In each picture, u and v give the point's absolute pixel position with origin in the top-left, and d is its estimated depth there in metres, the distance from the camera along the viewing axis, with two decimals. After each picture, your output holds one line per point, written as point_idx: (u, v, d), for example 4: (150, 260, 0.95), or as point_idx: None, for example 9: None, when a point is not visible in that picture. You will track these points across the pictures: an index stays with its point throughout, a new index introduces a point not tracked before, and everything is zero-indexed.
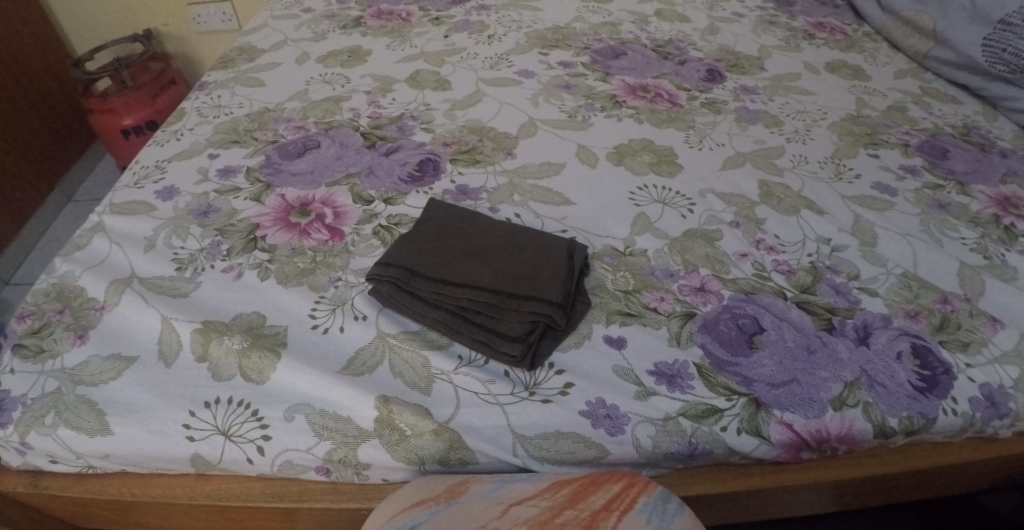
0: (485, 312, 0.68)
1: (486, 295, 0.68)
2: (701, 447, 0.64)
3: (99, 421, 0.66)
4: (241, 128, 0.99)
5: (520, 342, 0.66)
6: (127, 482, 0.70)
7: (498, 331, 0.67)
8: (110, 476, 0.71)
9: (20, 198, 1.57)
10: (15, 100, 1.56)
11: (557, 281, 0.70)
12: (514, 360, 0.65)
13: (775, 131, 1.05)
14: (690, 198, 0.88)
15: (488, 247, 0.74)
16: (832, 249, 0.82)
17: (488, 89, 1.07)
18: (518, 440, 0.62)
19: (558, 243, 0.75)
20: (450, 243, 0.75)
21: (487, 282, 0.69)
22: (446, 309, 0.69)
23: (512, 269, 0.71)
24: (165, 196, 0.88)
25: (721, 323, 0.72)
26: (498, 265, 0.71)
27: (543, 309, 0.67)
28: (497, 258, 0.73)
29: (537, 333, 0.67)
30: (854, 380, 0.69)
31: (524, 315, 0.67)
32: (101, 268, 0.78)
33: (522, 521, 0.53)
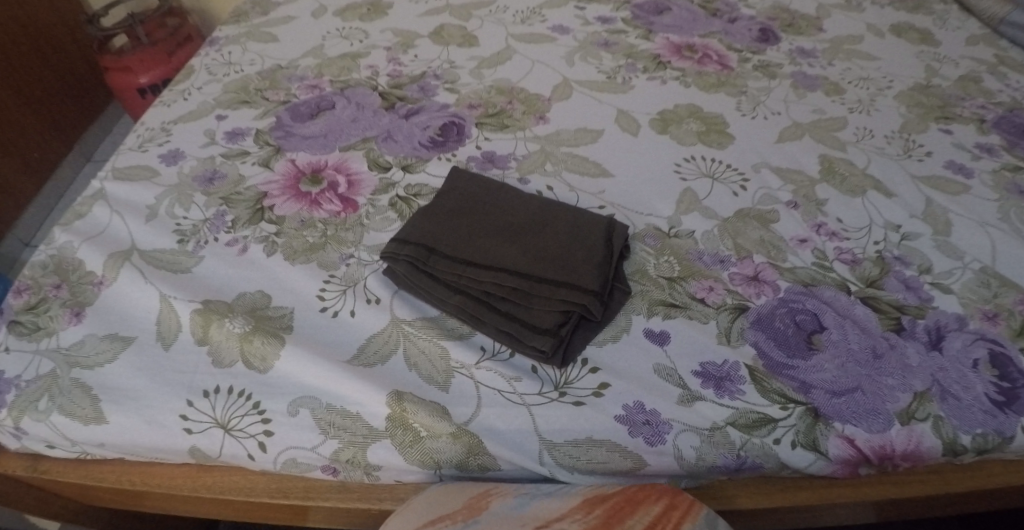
0: (512, 299, 0.61)
1: (514, 281, 0.61)
2: (750, 461, 0.57)
3: (94, 408, 0.61)
4: (251, 86, 0.92)
5: (551, 336, 0.59)
6: (128, 469, 0.66)
7: (526, 322, 0.60)
8: (111, 462, 0.67)
9: (38, 159, 1.53)
10: (28, 56, 1.50)
11: (594, 266, 0.63)
12: (543, 355, 0.59)
13: (836, 100, 0.94)
14: (743, 173, 0.79)
15: (516, 224, 0.67)
16: (901, 238, 0.74)
17: (518, 46, 0.98)
18: (546, 447, 0.56)
19: (595, 222, 0.67)
20: (473, 218, 0.67)
21: (515, 264, 0.62)
22: (469, 294, 0.62)
23: (544, 251, 0.64)
24: (170, 160, 0.82)
25: (776, 319, 0.64)
26: (527, 246, 0.64)
27: (577, 298, 0.60)
28: (526, 237, 0.65)
29: (569, 325, 0.60)
30: (925, 391, 0.61)
31: (557, 304, 0.60)
32: (100, 239, 0.73)
33: None
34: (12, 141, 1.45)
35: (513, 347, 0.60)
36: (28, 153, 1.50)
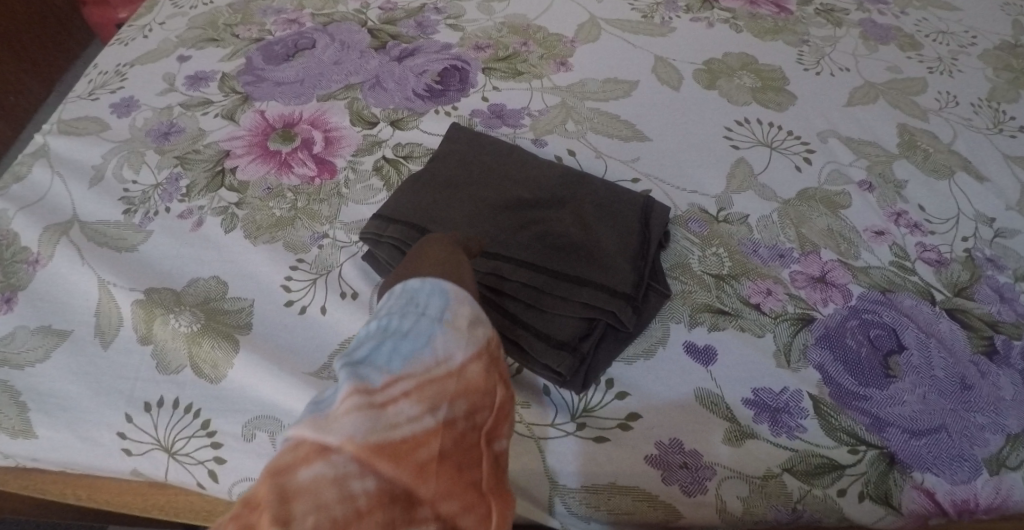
0: (522, 301, 0.49)
1: (525, 279, 0.50)
2: (807, 515, 0.47)
3: (21, 419, 0.51)
4: (221, 22, 0.78)
5: (570, 352, 0.47)
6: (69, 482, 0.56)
7: (538, 332, 0.48)
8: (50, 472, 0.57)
9: (14, 101, 1.40)
10: None
11: (628, 265, 0.51)
12: (557, 376, 0.47)
13: (912, 56, 0.80)
14: (806, 141, 0.66)
15: (528, 203, 0.54)
16: (995, 234, 0.61)
17: None
18: (557, 493, 0.46)
19: (629, 205, 0.55)
20: (475, 192, 0.55)
21: (528, 260, 0.51)
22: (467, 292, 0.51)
23: (565, 244, 0.52)
24: (122, 111, 0.70)
25: (847, 335, 0.52)
26: (544, 236, 0.52)
27: (605, 306, 0.49)
28: (541, 222, 0.53)
29: (592, 340, 0.48)
30: (1021, 433, 0.50)
31: (578, 312, 0.49)
32: (37, 207, 0.62)
33: None
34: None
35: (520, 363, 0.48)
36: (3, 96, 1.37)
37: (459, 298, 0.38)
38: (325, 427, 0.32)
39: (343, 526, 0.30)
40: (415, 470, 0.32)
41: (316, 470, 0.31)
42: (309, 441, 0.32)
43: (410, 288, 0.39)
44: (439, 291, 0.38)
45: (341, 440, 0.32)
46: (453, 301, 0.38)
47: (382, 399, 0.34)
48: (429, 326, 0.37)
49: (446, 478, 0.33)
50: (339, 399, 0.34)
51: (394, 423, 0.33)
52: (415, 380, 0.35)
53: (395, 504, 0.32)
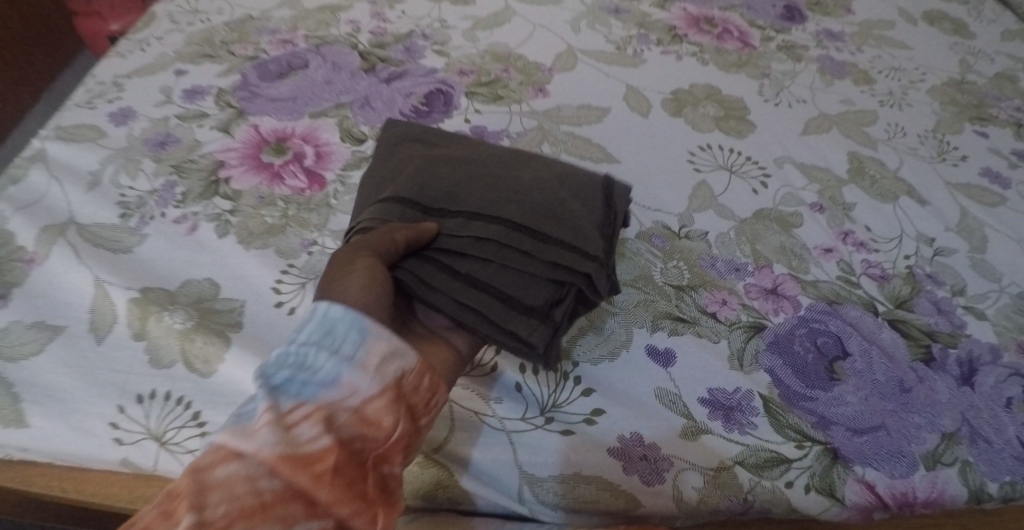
0: (479, 270, 0.48)
1: (481, 244, 0.49)
2: (758, 506, 0.50)
3: (14, 409, 0.53)
4: (218, 39, 0.82)
5: (538, 321, 0.47)
6: (54, 474, 0.57)
7: (497, 301, 0.48)
8: (35, 464, 0.58)
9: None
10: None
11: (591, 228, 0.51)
12: (523, 345, 0.47)
13: (866, 90, 0.86)
14: (763, 167, 0.71)
15: (483, 169, 0.54)
16: (934, 252, 0.66)
17: (520, 8, 0.88)
18: (527, 482, 0.49)
19: (591, 181, 0.55)
20: (428, 164, 0.54)
21: (488, 224, 0.49)
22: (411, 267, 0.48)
23: (523, 202, 0.51)
24: (119, 121, 0.73)
25: (796, 341, 0.57)
26: (498, 194, 0.51)
27: (568, 268, 0.48)
28: (499, 181, 0.52)
29: (560, 303, 0.48)
30: (953, 432, 0.55)
31: (541, 273, 0.48)
32: (34, 209, 0.64)
33: None
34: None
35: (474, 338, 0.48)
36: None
37: (371, 336, 0.41)
38: (242, 436, 0.36)
39: (249, 514, 0.34)
40: (314, 477, 0.36)
41: (230, 471, 0.35)
42: (226, 445, 0.36)
43: (328, 318, 0.41)
44: (355, 326, 0.41)
45: (254, 449, 0.36)
46: (369, 339, 0.41)
47: (290, 420, 0.37)
48: (341, 360, 0.40)
49: (343, 487, 0.37)
50: (257, 412, 0.38)
51: (297, 441, 0.37)
52: (322, 406, 0.39)
53: (297, 505, 0.35)
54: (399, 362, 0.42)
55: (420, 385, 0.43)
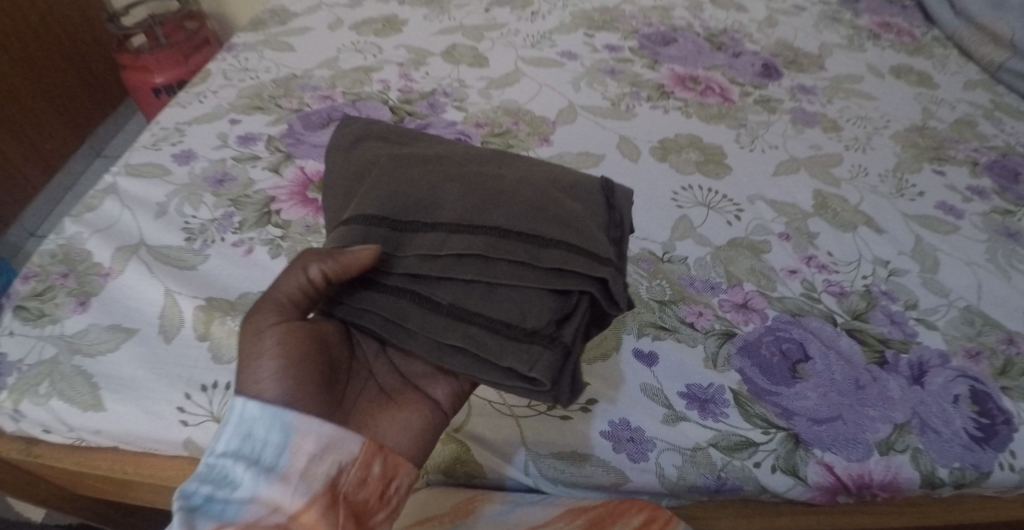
0: (468, 296, 0.48)
1: (466, 264, 0.48)
2: (731, 483, 0.58)
3: (93, 397, 0.62)
4: (266, 93, 0.95)
5: (541, 346, 0.46)
6: (119, 459, 0.68)
7: (490, 330, 0.47)
8: (103, 452, 0.69)
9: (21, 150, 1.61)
10: (30, 51, 1.64)
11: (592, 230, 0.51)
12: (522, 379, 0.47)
13: (833, 137, 0.97)
14: (739, 204, 0.81)
15: (460, 175, 0.53)
16: (889, 273, 0.76)
17: (527, 70, 1.01)
18: (532, 459, 0.57)
19: (589, 184, 0.56)
20: (399, 172, 0.54)
21: (469, 237, 0.49)
22: (391, 306, 0.49)
23: (509, 208, 0.50)
24: (182, 160, 0.85)
25: (763, 346, 0.66)
26: (479, 200, 0.51)
27: (570, 279, 0.48)
28: (481, 185, 0.52)
29: (562, 321, 0.48)
30: (904, 423, 0.63)
31: (538, 288, 0.48)
32: (109, 232, 0.75)
33: None
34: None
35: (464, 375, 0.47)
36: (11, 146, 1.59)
37: (290, 441, 0.46)
38: None
39: None
40: None
41: None
42: None
43: (249, 427, 0.46)
44: (282, 424, 0.46)
45: None
46: (288, 445, 0.46)
47: None
48: (271, 461, 0.46)
49: None
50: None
51: None
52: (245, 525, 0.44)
53: None
54: (334, 452, 0.47)
55: (359, 473, 0.48)
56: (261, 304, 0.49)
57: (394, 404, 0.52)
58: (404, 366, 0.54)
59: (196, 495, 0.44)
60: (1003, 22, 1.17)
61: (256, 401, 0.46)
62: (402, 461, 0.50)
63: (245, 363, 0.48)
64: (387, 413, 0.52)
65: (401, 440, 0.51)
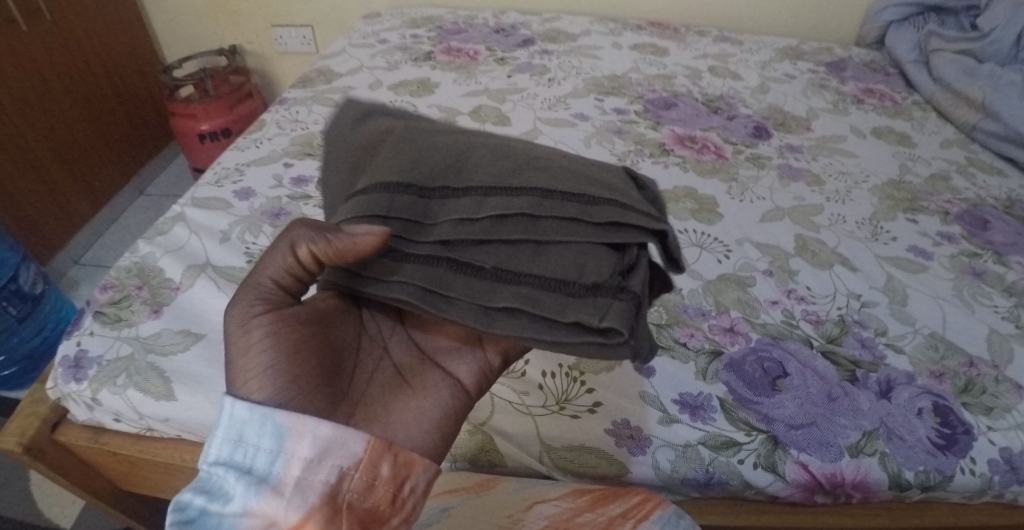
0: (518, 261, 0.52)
1: (509, 228, 0.53)
2: (718, 476, 0.67)
3: (165, 387, 0.76)
4: (315, 143, 1.09)
5: (606, 297, 0.50)
6: (177, 448, 0.83)
7: (546, 290, 0.51)
8: (164, 441, 0.84)
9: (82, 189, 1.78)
10: (93, 101, 1.83)
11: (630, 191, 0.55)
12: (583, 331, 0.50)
13: (815, 190, 1.08)
14: (728, 245, 0.92)
15: (488, 154, 0.58)
16: (861, 305, 0.86)
17: (544, 128, 1.15)
18: (546, 450, 0.68)
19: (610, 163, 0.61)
20: (429, 153, 0.58)
21: (510, 201, 0.54)
22: (435, 276, 0.53)
23: (545, 176, 0.55)
24: (242, 196, 0.98)
25: (747, 363, 0.75)
26: (514, 171, 0.56)
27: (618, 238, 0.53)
28: (514, 160, 0.57)
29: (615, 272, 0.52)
30: (873, 430, 0.71)
31: (586, 247, 0.53)
32: (178, 253, 0.89)
33: (544, 517, 0.60)
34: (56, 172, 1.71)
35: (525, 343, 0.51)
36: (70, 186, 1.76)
37: (281, 444, 0.49)
38: None
39: None
40: None
41: None
42: None
43: (242, 435, 0.50)
44: (273, 427, 0.49)
45: None
46: (281, 449, 0.49)
47: None
48: (263, 470, 0.50)
49: None
50: None
51: None
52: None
53: None
54: (333, 457, 0.50)
55: (365, 476, 0.51)
56: (247, 287, 0.52)
57: (402, 397, 0.55)
58: (423, 344, 0.59)
59: (193, 504, 0.49)
60: (976, 88, 1.28)
61: (243, 403, 0.50)
62: (414, 459, 0.53)
63: (236, 357, 0.51)
64: (396, 407, 0.55)
65: (412, 435, 0.54)
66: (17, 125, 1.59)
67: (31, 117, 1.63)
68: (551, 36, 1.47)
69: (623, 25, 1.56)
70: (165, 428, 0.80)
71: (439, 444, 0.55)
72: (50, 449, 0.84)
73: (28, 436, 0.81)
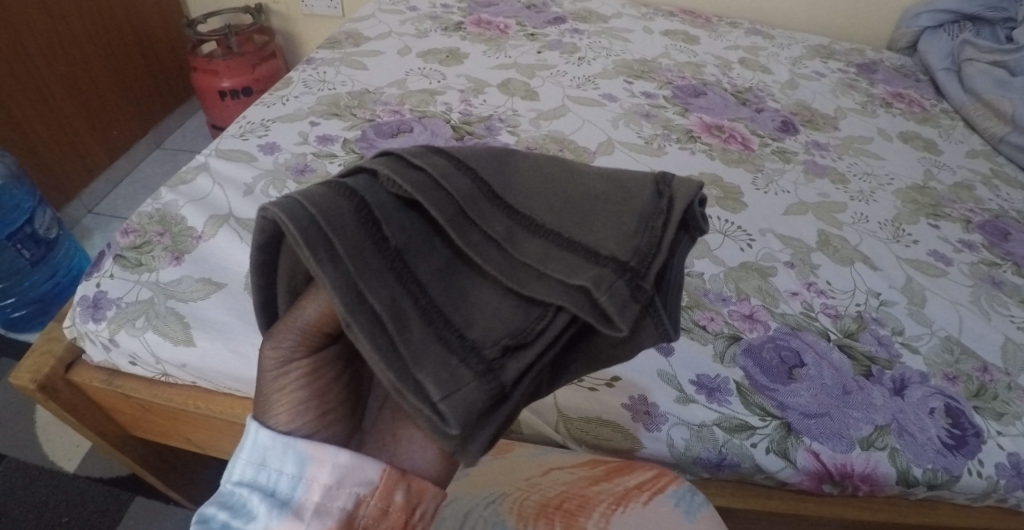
0: (433, 269, 0.46)
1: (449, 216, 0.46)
2: (730, 457, 0.70)
3: (184, 333, 0.76)
4: (342, 104, 1.09)
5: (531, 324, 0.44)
6: (190, 395, 0.84)
7: (464, 311, 0.45)
8: (178, 387, 0.84)
9: (95, 136, 1.79)
10: (115, 47, 1.82)
11: (629, 207, 0.49)
12: (479, 372, 0.42)
13: (840, 189, 1.07)
14: (751, 234, 0.92)
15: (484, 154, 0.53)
16: (880, 303, 0.85)
17: (573, 106, 1.14)
18: (563, 420, 0.72)
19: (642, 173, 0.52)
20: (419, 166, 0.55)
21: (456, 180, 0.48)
22: (345, 227, 0.44)
23: (526, 181, 0.50)
24: (267, 150, 0.98)
25: (764, 351, 0.76)
26: (490, 164, 0.50)
27: (575, 258, 0.46)
28: (496, 157, 0.51)
29: (561, 299, 0.44)
30: (885, 425, 0.72)
31: (528, 264, 0.46)
32: (201, 203, 0.89)
33: (562, 482, 0.68)
34: (75, 120, 1.71)
35: (416, 367, 0.42)
36: (88, 133, 1.76)
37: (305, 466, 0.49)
38: None
39: None
40: None
41: None
42: None
43: (268, 456, 0.49)
44: (296, 454, 0.49)
45: None
46: (302, 474, 0.49)
47: None
48: (286, 494, 0.49)
49: None
50: None
51: None
52: None
53: None
54: (349, 483, 0.49)
55: (379, 503, 0.50)
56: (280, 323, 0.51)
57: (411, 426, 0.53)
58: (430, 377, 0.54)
59: (215, 520, 0.48)
60: (1007, 100, 1.27)
61: (267, 430, 0.50)
62: (427, 486, 0.51)
63: (268, 390, 0.51)
64: (405, 433, 0.53)
65: (419, 462, 0.52)
66: (38, 67, 1.58)
67: (52, 60, 1.62)
68: (582, 16, 1.46)
69: (655, 11, 1.54)
70: (181, 375, 0.81)
71: (447, 468, 0.53)
72: (63, 389, 0.84)
73: (42, 374, 0.81)
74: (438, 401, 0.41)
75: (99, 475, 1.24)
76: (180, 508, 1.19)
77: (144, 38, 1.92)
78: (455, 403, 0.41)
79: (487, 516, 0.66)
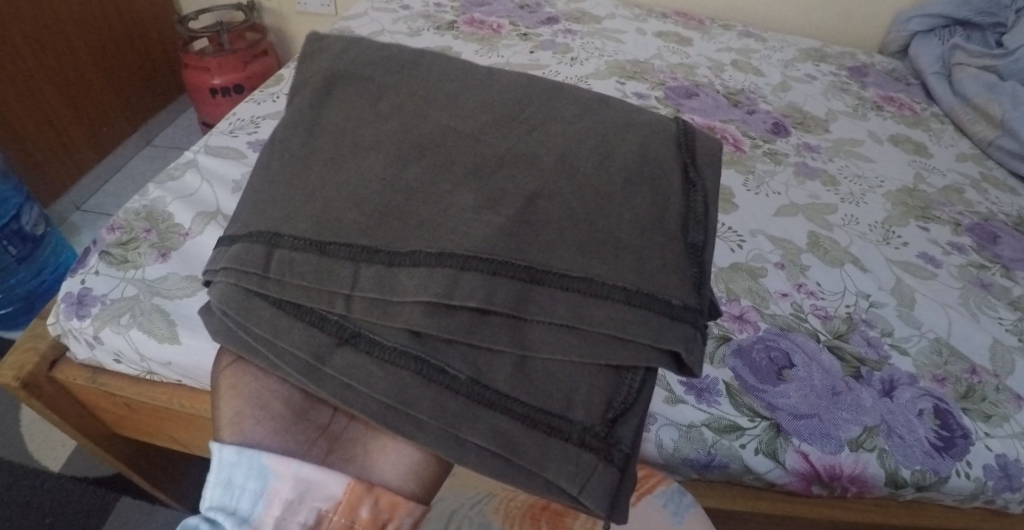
0: (507, 375, 0.46)
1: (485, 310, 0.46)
2: (719, 458, 0.70)
3: (169, 330, 0.75)
4: None
5: (617, 388, 0.47)
6: (176, 394, 0.83)
7: (562, 396, 0.46)
8: (162, 386, 0.83)
9: (84, 133, 1.77)
10: (105, 43, 1.80)
11: (667, 222, 0.50)
12: (601, 454, 0.46)
13: (831, 191, 1.07)
14: (741, 235, 0.92)
15: (477, 165, 0.51)
16: (869, 304, 0.86)
17: None
18: None
19: (661, 158, 0.54)
20: (395, 170, 0.51)
21: (460, 243, 0.46)
22: (412, 394, 0.46)
23: (547, 229, 0.48)
24: (256, 148, 0.97)
25: (754, 351, 0.76)
26: (513, 232, 0.47)
27: (654, 316, 0.46)
28: (504, 200, 0.49)
29: (652, 363, 0.46)
30: (873, 426, 0.72)
31: (605, 334, 0.46)
32: (189, 200, 0.89)
33: None
34: (63, 115, 1.69)
35: (542, 470, 0.45)
36: (77, 130, 1.74)
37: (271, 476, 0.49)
38: None
39: None
40: None
41: None
42: None
43: (233, 477, 0.49)
44: (258, 468, 0.49)
45: None
46: (265, 492, 0.48)
47: None
48: (248, 511, 0.48)
49: None
50: None
51: None
52: None
53: None
54: (312, 498, 0.49)
55: (343, 518, 0.49)
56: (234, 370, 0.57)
57: (376, 451, 0.55)
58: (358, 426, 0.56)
59: None
60: (996, 104, 1.28)
61: (228, 448, 0.50)
62: (398, 501, 0.51)
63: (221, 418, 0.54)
64: (376, 451, 0.55)
65: (387, 478, 0.53)
66: (25, 62, 1.56)
67: (40, 56, 1.60)
68: (575, 17, 1.46)
69: (648, 12, 1.54)
70: (167, 373, 0.80)
71: (418, 488, 0.54)
72: (47, 386, 0.83)
73: (25, 371, 0.80)
74: (579, 497, 0.45)
75: (84, 475, 1.22)
76: (165, 509, 1.18)
77: (135, 35, 1.90)
78: (593, 493, 0.45)
79: (473, 516, 0.66)
